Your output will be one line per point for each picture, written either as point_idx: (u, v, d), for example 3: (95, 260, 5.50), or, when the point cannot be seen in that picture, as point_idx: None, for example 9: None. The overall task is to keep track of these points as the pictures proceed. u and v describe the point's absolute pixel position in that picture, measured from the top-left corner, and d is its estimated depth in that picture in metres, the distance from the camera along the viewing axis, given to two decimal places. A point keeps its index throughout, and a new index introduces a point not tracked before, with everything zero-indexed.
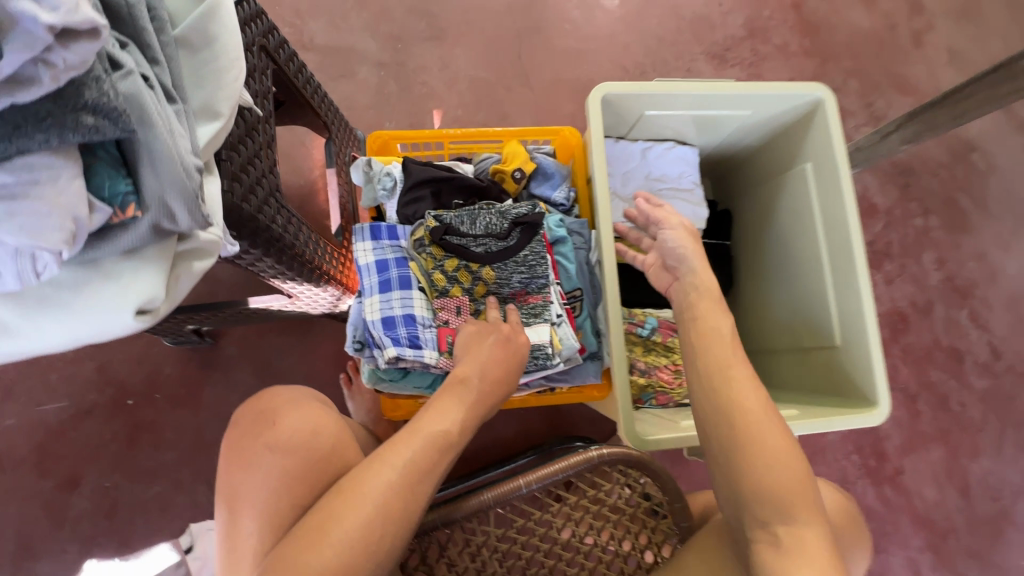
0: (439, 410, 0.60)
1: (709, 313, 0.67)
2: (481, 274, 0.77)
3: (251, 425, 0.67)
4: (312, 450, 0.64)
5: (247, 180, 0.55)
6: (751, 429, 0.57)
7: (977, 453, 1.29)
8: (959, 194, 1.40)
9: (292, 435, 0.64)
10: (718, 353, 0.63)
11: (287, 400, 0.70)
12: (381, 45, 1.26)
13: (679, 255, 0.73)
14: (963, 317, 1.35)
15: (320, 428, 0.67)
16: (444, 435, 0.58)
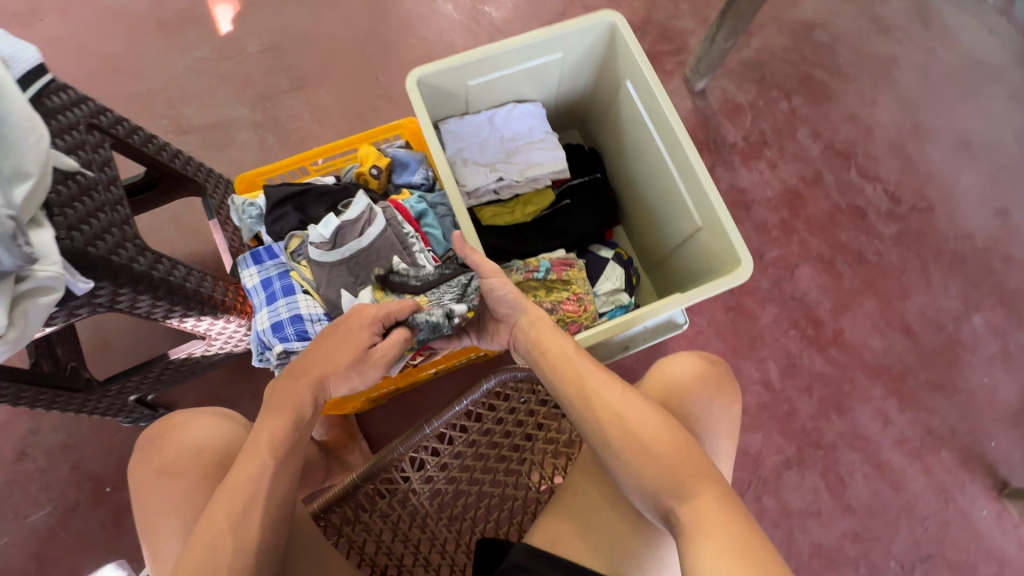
0: (262, 427, 0.64)
1: (553, 339, 0.73)
2: (416, 301, 0.79)
3: (144, 457, 0.75)
4: (200, 464, 0.72)
5: (91, 229, 0.64)
6: (604, 409, 0.65)
7: (907, 293, 1.34)
8: (813, 71, 1.50)
9: (178, 458, 0.73)
10: (559, 356, 0.71)
11: (178, 421, 0.77)
12: (252, 108, 1.38)
13: (507, 303, 0.76)
14: (853, 176, 1.42)
15: (206, 445, 0.74)
16: (266, 452, 0.62)
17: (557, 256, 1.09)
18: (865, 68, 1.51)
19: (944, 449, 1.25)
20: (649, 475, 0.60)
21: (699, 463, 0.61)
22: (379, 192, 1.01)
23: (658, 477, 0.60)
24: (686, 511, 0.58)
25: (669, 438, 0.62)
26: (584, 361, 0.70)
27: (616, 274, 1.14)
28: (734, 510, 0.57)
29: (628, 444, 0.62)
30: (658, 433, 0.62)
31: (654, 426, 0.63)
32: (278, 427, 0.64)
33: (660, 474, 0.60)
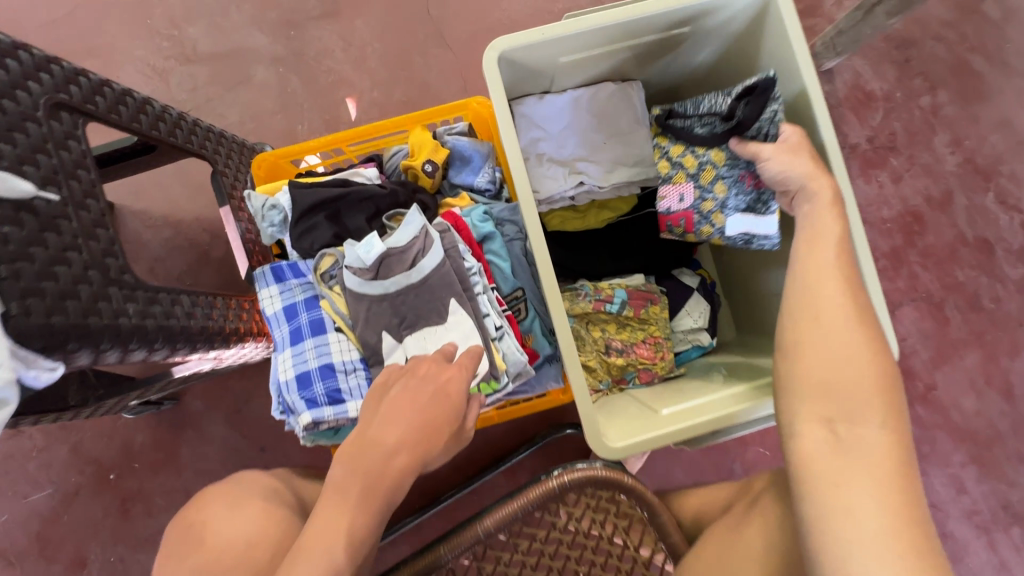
0: (329, 512, 0.50)
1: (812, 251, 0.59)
2: (708, 158, 0.75)
3: (179, 543, 0.59)
4: (248, 566, 0.54)
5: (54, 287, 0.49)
6: (832, 298, 0.56)
7: (1017, 350, 1.16)
8: (971, 57, 1.19)
9: (225, 554, 0.56)
10: (809, 270, 0.58)
11: (229, 498, 0.63)
12: (273, 36, 1.11)
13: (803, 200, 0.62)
14: (988, 201, 1.18)
15: (258, 537, 0.57)
16: (333, 555, 0.48)
17: (634, 285, 0.92)
18: None
19: (1016, 526, 1.14)
20: (816, 390, 0.54)
21: (883, 418, 0.52)
22: (431, 193, 0.81)
23: (828, 392, 0.53)
24: (832, 441, 0.51)
25: (868, 373, 0.53)
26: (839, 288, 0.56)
27: (700, 309, 0.95)
28: (923, 527, 0.46)
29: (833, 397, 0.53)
30: (853, 354, 0.54)
31: (872, 386, 0.53)
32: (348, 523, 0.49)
33: (834, 394, 0.53)
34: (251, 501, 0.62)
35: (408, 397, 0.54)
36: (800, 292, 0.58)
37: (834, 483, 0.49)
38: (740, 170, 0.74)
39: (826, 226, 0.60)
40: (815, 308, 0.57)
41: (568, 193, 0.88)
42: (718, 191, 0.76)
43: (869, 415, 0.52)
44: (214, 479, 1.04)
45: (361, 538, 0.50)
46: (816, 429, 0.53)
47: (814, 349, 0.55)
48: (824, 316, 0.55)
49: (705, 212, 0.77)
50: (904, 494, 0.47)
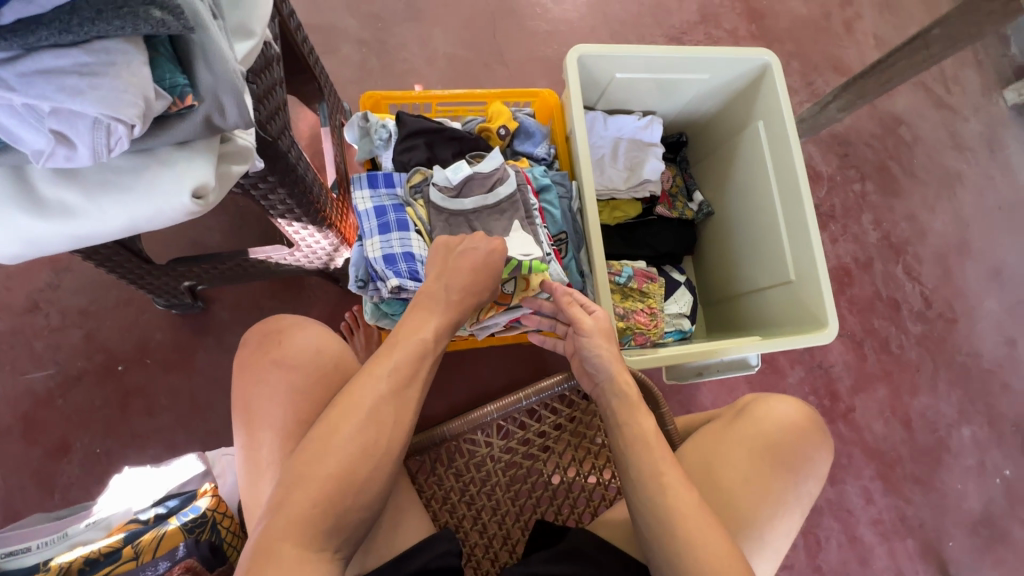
0: (416, 320, 0.66)
1: (634, 417, 0.68)
2: (669, 167, 1.24)
3: (256, 349, 0.69)
4: (321, 365, 0.68)
5: (268, 108, 0.60)
6: (653, 450, 0.65)
7: (916, 391, 1.44)
8: (890, 162, 1.57)
9: (298, 354, 0.67)
10: (640, 438, 0.66)
11: (297, 321, 0.72)
12: (362, 23, 1.32)
13: (595, 363, 0.70)
14: (898, 271, 1.50)
15: (323, 347, 0.69)
16: (420, 342, 0.65)
17: (638, 267, 1.12)
18: (933, 176, 1.59)
19: (910, 538, 1.35)
20: (666, 524, 0.60)
21: (720, 543, 0.59)
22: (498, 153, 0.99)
23: (682, 548, 0.59)
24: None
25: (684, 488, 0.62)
26: (663, 451, 0.65)
27: (685, 299, 1.16)
28: None
29: (688, 550, 0.59)
30: (697, 513, 0.61)
31: (719, 537, 0.60)
32: (436, 325, 0.66)
33: (679, 526, 0.60)
34: (312, 324, 0.72)
35: (470, 259, 0.69)
36: (649, 464, 0.64)
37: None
38: (684, 172, 1.26)
39: (634, 420, 0.68)
40: (649, 446, 0.66)
41: (606, 190, 1.13)
42: (676, 182, 1.24)
43: (711, 547, 0.59)
44: (222, 387, 1.08)
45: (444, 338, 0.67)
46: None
47: (661, 505, 0.61)
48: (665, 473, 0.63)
49: (673, 192, 1.22)
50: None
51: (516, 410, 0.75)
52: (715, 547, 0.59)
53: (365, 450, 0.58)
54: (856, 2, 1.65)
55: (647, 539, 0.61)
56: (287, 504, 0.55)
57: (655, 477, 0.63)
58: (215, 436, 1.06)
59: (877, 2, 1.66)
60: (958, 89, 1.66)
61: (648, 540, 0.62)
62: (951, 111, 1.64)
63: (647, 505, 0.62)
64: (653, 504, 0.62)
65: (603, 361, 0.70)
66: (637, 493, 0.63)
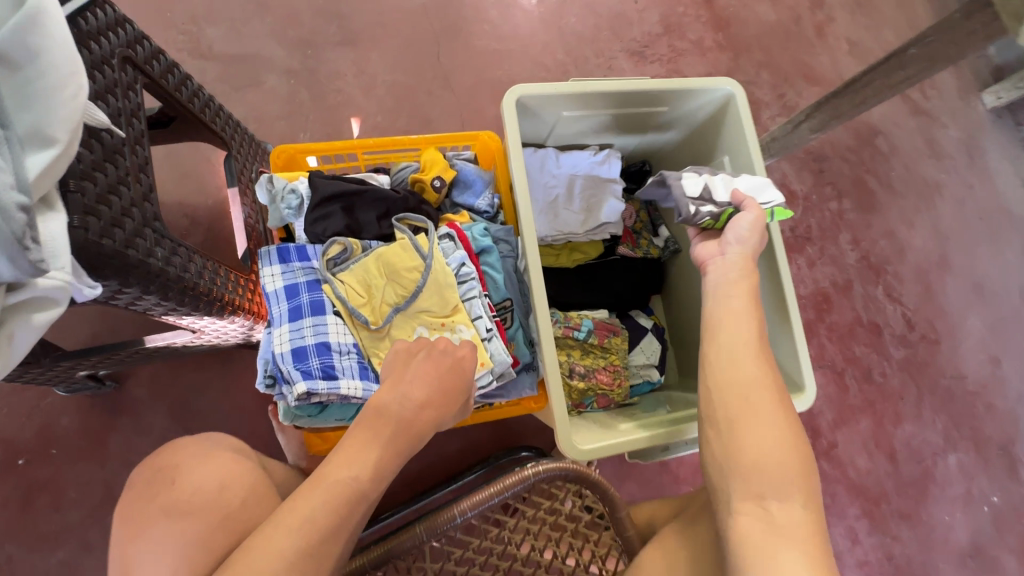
0: (350, 452, 0.54)
1: (733, 302, 0.72)
2: (632, 199, 1.13)
3: (140, 489, 0.54)
4: (222, 505, 0.53)
5: (111, 211, 0.49)
6: (740, 344, 0.68)
7: (900, 420, 1.37)
8: (867, 176, 1.49)
9: (195, 495, 0.53)
10: (731, 315, 0.71)
11: (195, 447, 0.59)
12: (289, 50, 1.19)
13: (739, 237, 0.76)
14: (878, 292, 1.43)
15: (229, 481, 0.56)
16: (348, 483, 0.51)
17: (599, 318, 1.02)
18: (911, 188, 1.52)
19: None
20: (724, 391, 0.66)
21: (779, 433, 0.62)
22: (434, 207, 0.88)
23: (731, 422, 0.64)
24: (766, 516, 0.57)
25: (758, 371, 0.66)
26: (753, 344, 0.68)
27: (652, 348, 1.07)
28: (823, 547, 0.55)
29: (748, 435, 0.62)
30: (776, 415, 0.63)
31: (780, 431, 0.62)
32: (373, 461, 0.54)
33: (737, 404, 0.65)
34: (216, 453, 0.59)
35: (433, 362, 0.63)
36: (728, 344, 0.69)
37: (739, 479, 0.60)
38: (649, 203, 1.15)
39: (737, 305, 0.71)
40: (729, 340, 0.69)
41: (561, 235, 1.02)
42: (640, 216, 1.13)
43: (769, 439, 0.61)
44: None
45: (380, 479, 0.54)
46: (749, 506, 0.58)
47: (731, 390, 0.66)
48: (743, 361, 0.67)
49: (637, 228, 1.12)
50: (773, 481, 0.59)
51: (451, 528, 0.65)
52: (773, 436, 0.61)
53: None
54: (827, 5, 1.55)
55: (711, 411, 0.66)
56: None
57: (733, 367, 0.67)
58: None
59: (849, 4, 1.57)
60: (935, 94, 1.58)
61: (709, 418, 0.66)
62: (928, 118, 1.56)
63: (722, 390, 0.66)
64: (721, 386, 0.66)
65: (753, 235, 0.77)
66: (716, 359, 0.69)
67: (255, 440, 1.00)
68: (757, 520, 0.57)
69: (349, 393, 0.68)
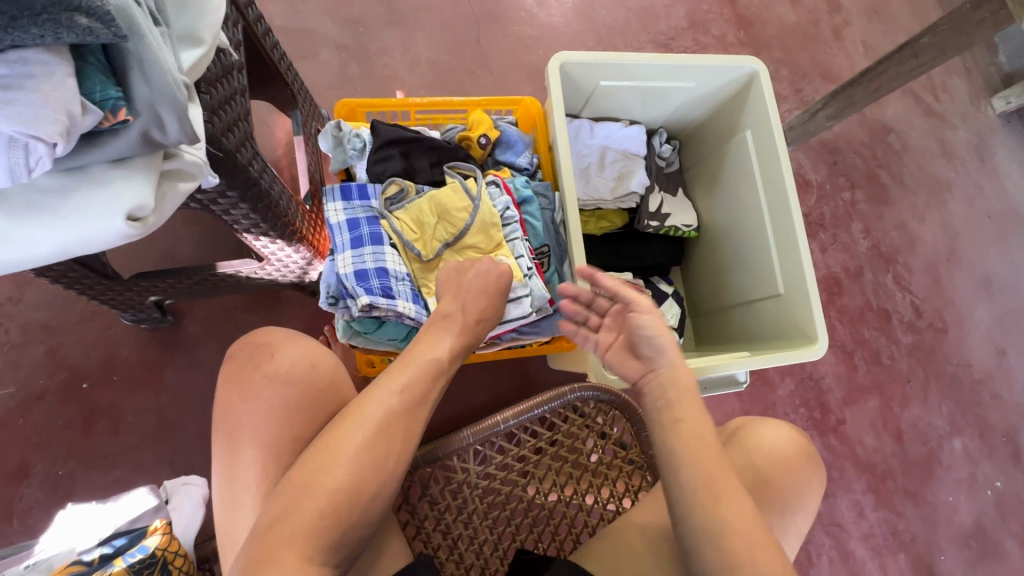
0: (429, 339, 0.66)
1: (683, 407, 0.62)
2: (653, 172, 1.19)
3: (242, 359, 0.64)
4: (312, 382, 0.63)
5: (225, 118, 0.56)
6: (708, 452, 0.59)
7: (906, 402, 1.42)
8: (879, 170, 1.55)
9: (291, 369, 0.63)
10: (695, 436, 0.60)
11: (283, 334, 0.67)
12: (342, 27, 1.28)
13: (653, 346, 0.65)
14: (888, 280, 1.49)
15: (317, 362, 0.65)
16: (434, 361, 0.64)
17: (625, 279, 1.09)
18: (922, 185, 1.58)
19: (902, 552, 1.33)
20: (703, 512, 0.57)
21: (774, 562, 0.54)
22: (478, 162, 0.96)
23: (728, 566, 0.54)
24: None
25: (729, 480, 0.58)
26: (718, 456, 0.59)
27: (673, 311, 1.13)
28: None
29: (749, 574, 0.53)
30: (764, 536, 0.55)
31: (774, 558, 0.54)
32: (448, 346, 0.67)
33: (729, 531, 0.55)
34: (301, 339, 0.67)
35: (488, 277, 0.73)
36: (696, 466, 0.58)
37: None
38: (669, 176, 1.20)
39: (687, 412, 0.62)
40: (695, 457, 0.59)
41: (592, 201, 1.10)
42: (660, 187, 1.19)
43: (769, 570, 0.53)
44: (192, 405, 1.04)
45: (457, 358, 0.67)
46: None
47: (720, 523, 0.56)
48: (721, 481, 0.57)
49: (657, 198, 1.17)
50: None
51: (493, 434, 0.72)
52: (770, 563, 0.54)
53: (356, 484, 0.56)
54: (844, 9, 1.64)
55: (699, 549, 0.56)
56: (289, 513, 0.54)
57: (710, 486, 0.57)
58: (185, 456, 1.02)
59: (866, 9, 1.65)
60: (947, 97, 1.65)
61: (694, 556, 0.57)
62: (939, 120, 1.63)
63: (708, 521, 0.56)
64: (703, 517, 0.56)
65: (665, 351, 0.64)
66: (685, 478, 0.58)
67: None
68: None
69: (405, 312, 0.75)
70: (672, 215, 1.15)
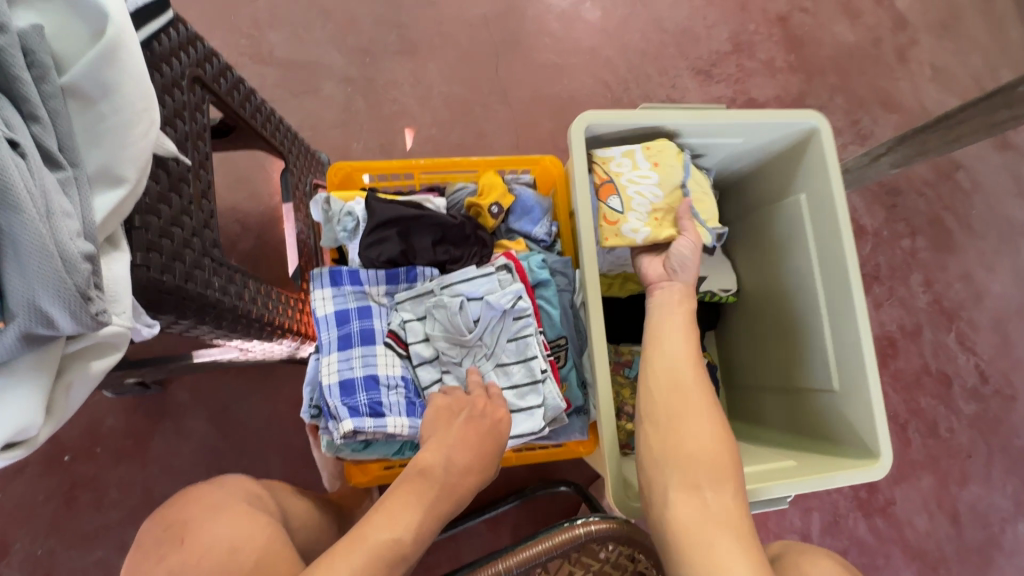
0: (388, 508, 0.51)
1: (669, 304, 0.71)
2: None
3: (156, 548, 0.54)
4: (230, 571, 0.51)
5: (172, 245, 0.47)
6: (674, 330, 0.68)
7: (965, 480, 1.27)
8: (944, 213, 1.38)
9: (205, 556, 0.51)
10: (665, 319, 0.69)
11: (210, 505, 0.58)
12: (348, 58, 1.17)
13: (679, 258, 0.75)
14: (950, 340, 1.32)
15: (242, 541, 0.53)
16: (394, 546, 0.48)
17: None
18: (993, 229, 1.40)
19: None
20: (659, 373, 0.64)
21: (709, 420, 0.61)
22: (489, 232, 0.84)
23: (668, 417, 0.61)
24: (701, 505, 0.56)
25: (691, 353, 0.66)
26: (687, 338, 0.67)
27: None
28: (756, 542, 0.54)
29: (685, 427, 0.60)
30: (708, 405, 0.62)
31: (713, 424, 0.60)
32: (414, 521, 0.50)
33: (671, 397, 0.62)
34: (230, 506, 0.58)
35: (475, 426, 0.61)
36: (667, 340, 0.67)
37: (676, 470, 0.58)
38: None
39: (668, 303, 0.71)
40: (662, 333, 0.68)
41: (616, 267, 0.97)
42: None
43: (705, 424, 0.60)
44: (179, 480, 0.97)
45: (423, 542, 0.51)
46: (685, 496, 0.57)
47: (668, 380, 0.63)
48: (679, 357, 0.65)
49: None
50: (705, 472, 0.57)
51: None
52: (709, 426, 0.60)
53: None
54: (911, 26, 1.45)
55: (650, 401, 0.63)
56: None
57: (673, 359, 0.65)
58: None
59: (937, 26, 1.46)
60: None
61: (649, 411, 0.63)
62: (1016, 153, 1.44)
63: (663, 381, 0.64)
64: (655, 373, 0.64)
65: (692, 265, 0.76)
66: (654, 348, 0.67)
67: (291, 453, 0.99)
68: (692, 508, 0.56)
69: (396, 431, 0.65)
70: (709, 278, 1.02)
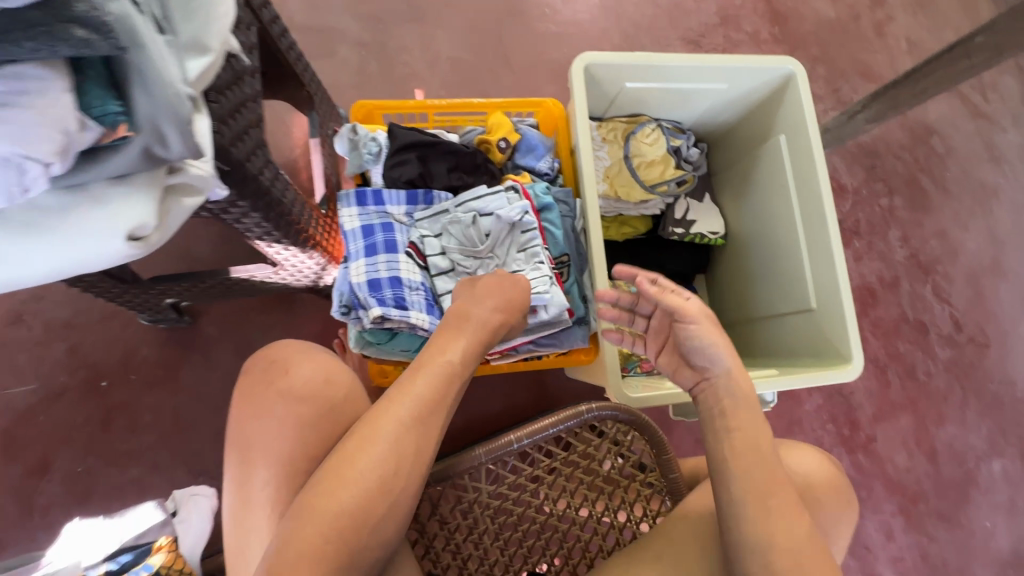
0: (443, 342, 0.65)
1: (739, 416, 0.64)
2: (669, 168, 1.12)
3: (259, 376, 0.65)
4: (324, 401, 0.63)
5: (236, 127, 0.55)
6: (761, 463, 0.61)
7: (942, 421, 1.35)
8: (921, 175, 1.47)
9: (303, 387, 0.64)
10: (750, 447, 0.62)
11: (298, 348, 0.68)
12: (362, 25, 1.26)
13: (708, 354, 0.66)
14: (927, 291, 1.41)
15: (333, 376, 0.66)
16: (448, 366, 0.63)
17: None
18: (967, 190, 1.49)
19: None
20: (753, 519, 0.58)
21: (814, 564, 0.56)
22: (497, 167, 0.92)
23: (768, 575, 0.57)
24: None
25: (781, 483, 0.60)
26: (769, 463, 0.61)
27: None
28: None
29: (785, 574, 0.56)
30: (806, 539, 0.57)
31: (806, 538, 0.57)
32: (462, 349, 0.65)
33: (769, 541, 0.57)
34: (314, 352, 0.68)
35: (498, 280, 0.73)
36: (751, 477, 0.60)
37: None
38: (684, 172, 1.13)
39: (746, 423, 0.63)
40: (748, 466, 0.61)
41: (611, 207, 1.06)
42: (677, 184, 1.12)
43: (808, 563, 0.56)
44: (208, 406, 1.04)
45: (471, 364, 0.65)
46: None
47: (763, 532, 0.57)
48: (773, 497, 0.59)
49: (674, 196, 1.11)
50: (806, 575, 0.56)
51: (507, 454, 0.70)
52: (810, 560, 0.56)
53: (380, 484, 0.56)
54: (887, 3, 1.55)
55: (742, 542, 0.58)
56: (320, 507, 0.54)
57: (757, 495, 0.59)
58: (200, 456, 1.02)
59: (911, 3, 1.56)
60: (997, 97, 1.55)
61: (737, 556, 0.59)
62: (988, 121, 1.54)
63: (755, 526, 0.58)
64: (745, 516, 0.59)
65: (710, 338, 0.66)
66: (739, 484, 0.60)
67: None
68: None
69: (419, 323, 0.74)
70: (699, 223, 1.10)
